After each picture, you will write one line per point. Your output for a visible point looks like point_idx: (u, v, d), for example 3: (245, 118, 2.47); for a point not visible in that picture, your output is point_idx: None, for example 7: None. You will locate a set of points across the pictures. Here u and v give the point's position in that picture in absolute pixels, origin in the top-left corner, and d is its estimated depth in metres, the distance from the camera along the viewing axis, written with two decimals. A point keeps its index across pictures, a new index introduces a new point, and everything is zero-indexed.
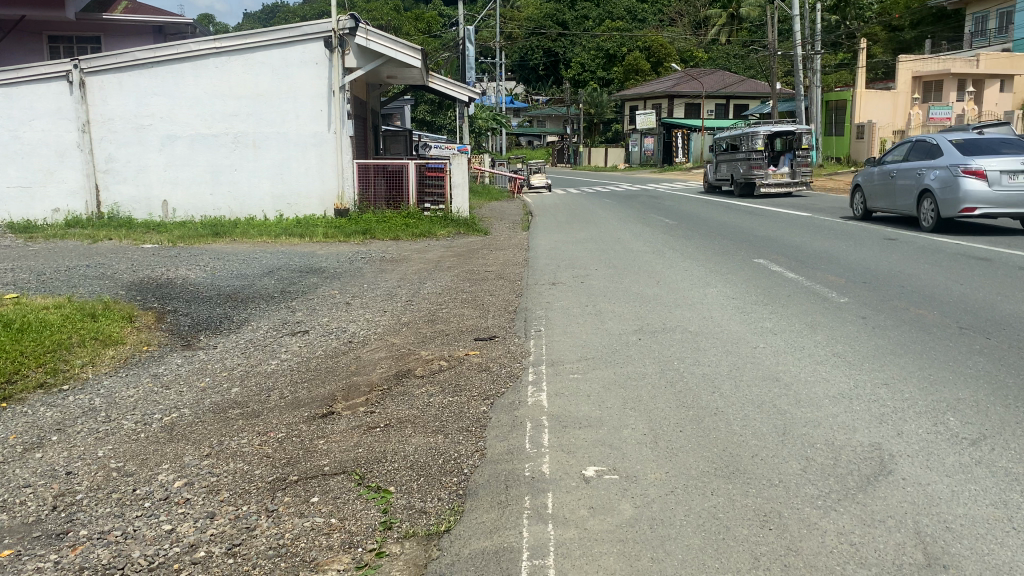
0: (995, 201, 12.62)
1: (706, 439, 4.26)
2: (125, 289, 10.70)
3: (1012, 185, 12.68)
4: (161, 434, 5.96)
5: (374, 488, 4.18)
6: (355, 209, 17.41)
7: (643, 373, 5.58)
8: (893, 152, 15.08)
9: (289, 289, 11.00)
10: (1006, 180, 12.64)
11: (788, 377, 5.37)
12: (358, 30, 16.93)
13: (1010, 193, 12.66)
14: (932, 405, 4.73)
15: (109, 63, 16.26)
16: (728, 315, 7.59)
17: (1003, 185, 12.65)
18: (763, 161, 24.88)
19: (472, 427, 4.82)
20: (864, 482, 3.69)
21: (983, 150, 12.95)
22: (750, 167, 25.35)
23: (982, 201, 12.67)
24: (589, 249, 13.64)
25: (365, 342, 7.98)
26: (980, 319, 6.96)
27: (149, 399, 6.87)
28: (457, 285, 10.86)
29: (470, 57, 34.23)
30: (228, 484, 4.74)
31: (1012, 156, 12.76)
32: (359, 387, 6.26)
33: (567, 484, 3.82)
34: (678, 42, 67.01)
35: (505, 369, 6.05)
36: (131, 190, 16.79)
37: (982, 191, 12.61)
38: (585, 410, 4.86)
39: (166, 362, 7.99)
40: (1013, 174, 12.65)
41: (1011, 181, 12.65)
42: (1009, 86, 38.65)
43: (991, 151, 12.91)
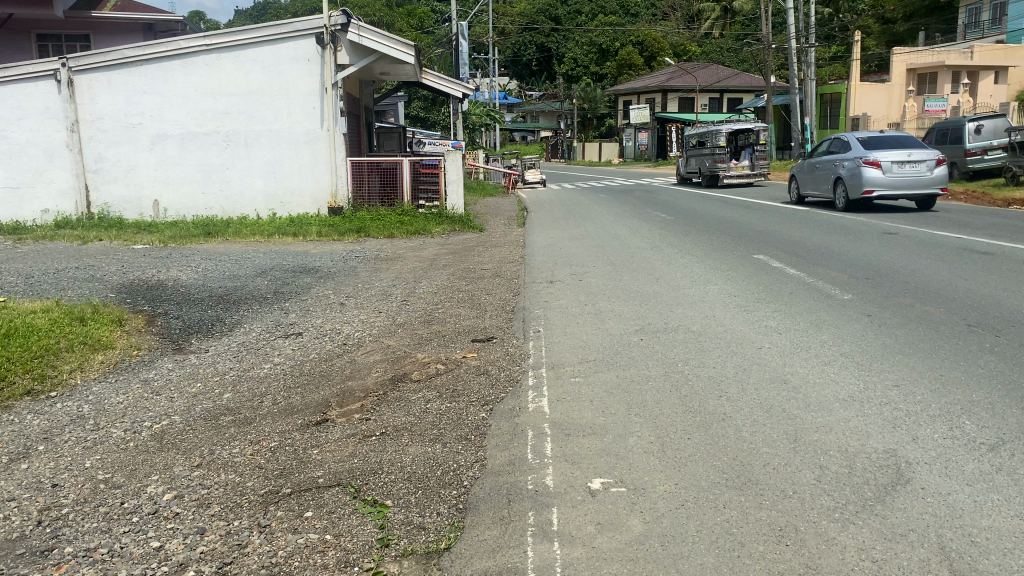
0: (890, 185, 16.07)
1: (714, 448, 4.10)
2: (115, 292, 10.49)
3: (904, 171, 16.10)
4: (151, 443, 5.78)
5: (370, 501, 4.01)
6: (348, 207, 17.22)
7: (646, 377, 5.42)
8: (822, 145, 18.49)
9: (282, 290, 10.83)
10: (898, 168, 16.07)
11: (796, 380, 5.22)
12: (350, 26, 16.70)
13: (902, 178, 16.07)
14: (947, 408, 4.58)
15: (97, 62, 16.03)
16: (731, 313, 7.43)
17: (896, 172, 16.06)
18: (725, 156, 27.52)
19: (471, 435, 4.65)
20: (882, 492, 3.54)
21: (882, 144, 16.34)
22: (715, 161, 27.96)
23: (880, 185, 16.14)
24: (586, 245, 13.51)
25: (360, 345, 7.79)
26: (989, 316, 6.82)
27: (140, 405, 6.69)
28: (454, 283, 10.71)
29: (463, 53, 33.97)
30: (220, 497, 4.57)
31: (904, 149, 16.15)
32: (354, 393, 6.08)
33: (573, 497, 3.65)
34: (671, 36, 67.04)
35: (505, 373, 5.88)
36: (121, 190, 16.57)
37: (879, 178, 16.08)
38: (588, 417, 4.70)
39: (157, 366, 7.81)
40: (903, 163, 16.06)
41: (902, 168, 16.07)
42: (1003, 78, 38.34)
43: (889, 145, 16.29)
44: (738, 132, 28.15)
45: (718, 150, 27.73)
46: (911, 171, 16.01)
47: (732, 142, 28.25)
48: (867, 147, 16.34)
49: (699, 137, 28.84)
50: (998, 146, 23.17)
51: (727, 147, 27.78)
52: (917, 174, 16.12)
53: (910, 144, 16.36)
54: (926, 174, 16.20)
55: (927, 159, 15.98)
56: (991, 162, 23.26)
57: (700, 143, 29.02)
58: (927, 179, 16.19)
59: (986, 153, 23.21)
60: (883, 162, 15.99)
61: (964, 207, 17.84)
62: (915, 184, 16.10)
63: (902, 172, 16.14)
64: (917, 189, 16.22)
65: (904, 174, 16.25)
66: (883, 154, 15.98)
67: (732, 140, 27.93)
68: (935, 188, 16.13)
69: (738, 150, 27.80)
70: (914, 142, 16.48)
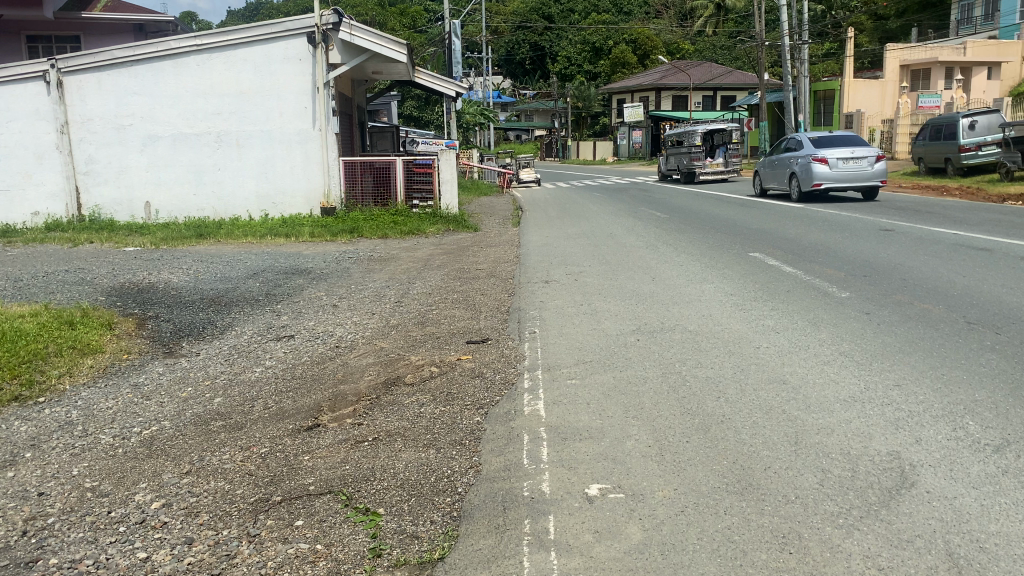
0: (836, 179, 17.76)
1: (714, 451, 4.01)
2: (105, 295, 10.36)
3: (849, 167, 17.80)
4: (139, 450, 5.67)
5: (362, 510, 3.91)
6: (341, 207, 17.10)
7: (644, 377, 5.33)
8: (782, 145, 20.22)
9: (274, 292, 10.72)
10: (843, 164, 17.78)
11: (796, 380, 5.14)
12: (342, 25, 16.62)
13: (847, 173, 17.77)
14: (950, 408, 4.49)
15: (87, 63, 15.87)
16: (729, 312, 7.35)
17: (841, 167, 17.77)
18: (700, 154, 29.15)
19: (466, 439, 4.56)
20: (887, 497, 3.45)
21: (830, 143, 18.05)
22: (691, 159, 29.62)
23: (828, 179, 17.79)
24: (581, 244, 13.44)
25: (353, 347, 7.69)
26: (989, 313, 6.75)
27: (129, 410, 6.58)
28: (448, 284, 10.61)
29: (456, 52, 33.85)
30: (209, 506, 4.46)
31: (849, 147, 17.87)
32: (347, 397, 5.98)
33: (570, 505, 3.56)
34: (664, 34, 67.21)
35: (500, 376, 5.79)
36: (112, 192, 16.42)
37: (827, 172, 17.76)
38: (584, 420, 4.60)
39: (147, 370, 7.69)
40: (848, 159, 17.78)
41: (847, 164, 17.77)
42: (996, 73, 38.58)
43: (837, 144, 18.02)
44: (712, 132, 29.83)
45: (694, 149, 29.39)
46: (855, 167, 17.69)
47: (708, 142, 29.94)
48: (816, 145, 18.05)
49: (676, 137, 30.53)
50: (992, 142, 23.03)
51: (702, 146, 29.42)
52: (861, 169, 17.81)
53: (855, 143, 18.12)
54: (869, 169, 17.91)
55: (869, 156, 17.71)
56: (984, 158, 23.13)
57: (677, 142, 30.68)
58: (869, 173, 17.89)
59: (980, 149, 23.11)
60: (829, 158, 17.70)
61: (959, 204, 17.80)
62: (859, 178, 17.76)
63: (846, 168, 17.85)
64: (860, 183, 17.92)
65: (850, 170, 17.95)
66: (829, 152, 17.68)
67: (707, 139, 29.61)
68: (876, 182, 17.83)
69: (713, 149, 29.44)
70: (858, 142, 18.25)
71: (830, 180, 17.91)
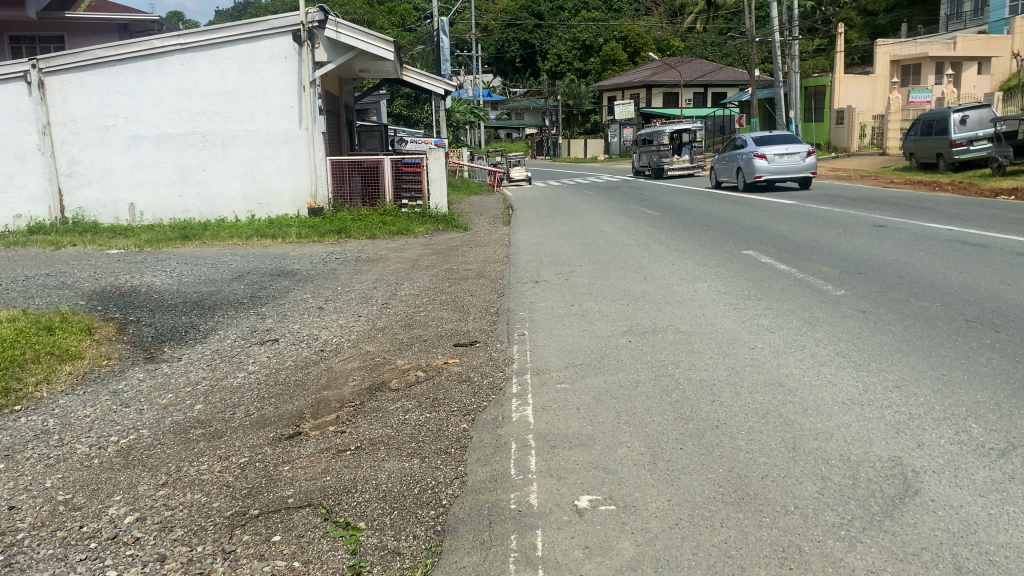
0: (774, 171, 20.76)
1: (709, 458, 3.86)
2: (85, 299, 10.14)
3: (784, 161, 20.81)
4: (116, 460, 5.47)
5: (342, 524, 3.74)
6: (329, 207, 16.92)
7: (636, 381, 5.17)
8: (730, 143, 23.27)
9: (259, 294, 10.52)
10: (779, 158, 20.81)
11: (792, 382, 4.98)
12: (327, 22, 16.41)
13: (783, 167, 20.86)
14: (952, 411, 4.35)
15: (69, 62, 15.61)
16: (722, 311, 7.21)
17: (778, 161, 20.84)
18: (667, 152, 32.38)
19: (451, 448, 4.38)
20: (890, 506, 3.30)
21: (768, 141, 21.07)
22: (660, 156, 32.89)
23: (766, 171, 20.79)
24: (572, 242, 13.31)
25: (338, 351, 7.51)
26: (988, 311, 6.62)
27: (107, 419, 6.38)
28: (437, 285, 10.44)
29: (445, 50, 33.63)
30: (183, 521, 4.27)
31: (783, 144, 20.98)
32: (330, 403, 5.80)
33: (558, 518, 3.39)
34: (653, 31, 67.49)
35: (487, 380, 5.62)
36: (96, 194, 16.17)
37: (766, 166, 20.75)
38: (574, 426, 4.44)
39: (127, 377, 7.48)
40: (783, 154, 20.79)
41: (782, 159, 20.86)
42: (986, 67, 38.56)
43: (774, 142, 21.05)
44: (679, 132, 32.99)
45: (662, 148, 32.60)
46: (790, 160, 20.72)
47: (675, 141, 33.07)
48: (757, 144, 21.06)
49: (646, 137, 33.80)
50: (983, 137, 22.84)
51: (669, 144, 32.65)
52: (795, 162, 20.83)
53: (789, 140, 21.23)
54: (802, 162, 20.94)
55: (802, 152, 20.74)
56: (976, 153, 22.95)
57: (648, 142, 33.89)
58: (802, 166, 20.89)
59: (971, 144, 22.92)
60: (767, 154, 20.76)
61: (951, 199, 17.77)
62: (793, 170, 20.78)
63: (782, 162, 20.95)
64: (795, 174, 20.94)
65: (785, 164, 21.05)
66: (767, 149, 20.72)
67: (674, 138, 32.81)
68: (807, 173, 20.95)
69: (679, 146, 32.70)
70: (792, 139, 21.31)
71: (769, 172, 20.98)
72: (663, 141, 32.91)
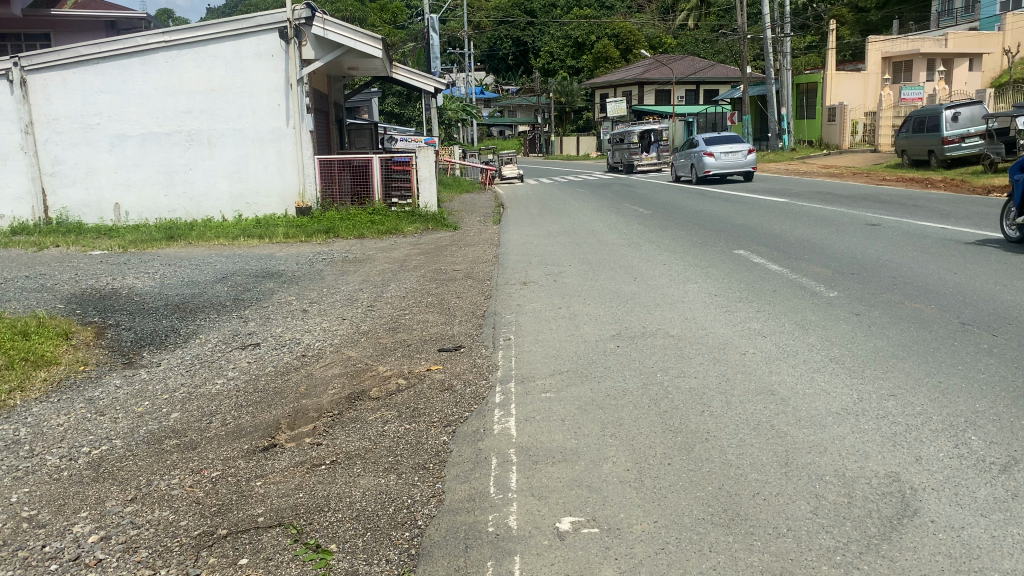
0: (721, 167, 24.01)
1: (699, 475, 3.68)
2: (64, 302, 9.91)
3: (730, 158, 24.05)
4: (86, 473, 5.24)
5: (312, 546, 3.54)
6: (317, 207, 16.67)
7: (624, 390, 4.99)
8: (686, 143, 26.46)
9: (243, 296, 10.31)
10: (725, 156, 24.04)
11: (785, 391, 4.80)
12: (315, 19, 16.12)
13: (728, 163, 24.03)
14: (950, 421, 4.18)
15: (51, 60, 15.35)
16: (713, 314, 7.04)
17: (724, 159, 24.03)
18: (637, 149, 35.72)
19: (429, 463, 4.20)
20: (888, 528, 3.13)
21: (717, 141, 24.33)
22: (631, 154, 36.26)
23: (714, 167, 24.04)
24: (561, 242, 13.16)
25: (320, 356, 7.31)
26: (984, 313, 6.47)
27: (80, 428, 6.15)
28: (423, 286, 10.26)
29: (436, 48, 33.40)
30: (147, 540, 4.05)
31: (728, 145, 24.32)
32: (307, 413, 5.61)
33: (538, 542, 3.21)
34: (646, 29, 67.47)
35: (470, 389, 5.42)
36: (80, 194, 15.92)
37: (713, 163, 24.00)
38: (558, 439, 4.26)
39: (104, 383, 7.25)
40: (729, 152, 24.03)
41: (728, 155, 24.13)
42: (977, 64, 38.42)
43: (722, 142, 24.33)
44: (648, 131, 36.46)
45: (633, 146, 35.93)
46: (734, 157, 23.96)
47: (644, 140, 36.64)
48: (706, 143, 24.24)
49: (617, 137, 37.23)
50: (975, 134, 22.95)
51: (639, 142, 36.04)
52: (739, 159, 24.07)
53: (734, 140, 24.44)
54: (744, 159, 24.22)
55: (744, 150, 24.04)
56: (968, 150, 23.04)
57: (619, 141, 37.22)
58: (745, 162, 24.17)
59: (963, 141, 23.00)
60: (715, 151, 24.04)
61: (945, 196, 17.65)
62: (737, 166, 24.04)
63: (727, 159, 24.22)
64: (739, 169, 24.19)
65: (730, 160, 24.27)
66: (714, 147, 24.02)
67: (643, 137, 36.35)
68: (749, 168, 24.18)
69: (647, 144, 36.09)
70: (737, 139, 24.61)
71: (717, 168, 24.14)
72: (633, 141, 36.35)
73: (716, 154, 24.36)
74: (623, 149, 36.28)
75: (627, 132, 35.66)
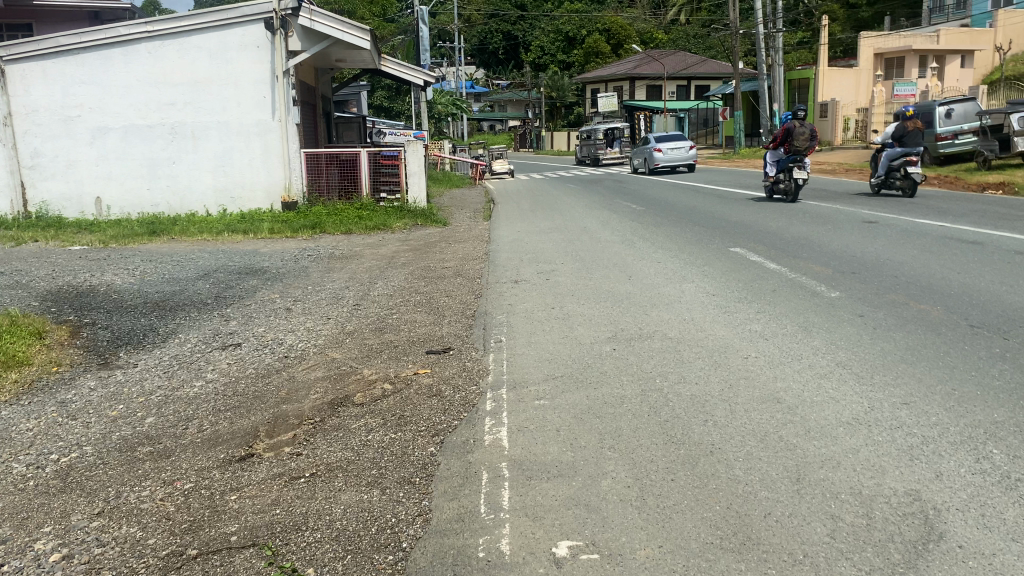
0: (667, 160, 28.94)
1: (705, 492, 3.43)
2: (39, 300, 9.56)
3: (675, 153, 28.98)
4: (52, 483, 4.89)
5: (288, 570, 3.26)
6: (303, 201, 16.31)
7: (622, 397, 4.72)
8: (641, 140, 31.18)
9: (224, 294, 9.99)
10: (671, 152, 28.97)
11: (791, 399, 4.55)
12: (301, 10, 15.64)
13: (674, 157, 28.84)
14: (969, 433, 3.94)
15: (31, 50, 14.95)
16: (711, 315, 6.78)
17: (670, 154, 28.90)
18: (603, 146, 39.36)
19: (416, 477, 3.93)
20: (912, 554, 2.89)
21: (665, 139, 29.25)
22: (597, 149, 39.81)
23: (661, 161, 29.02)
24: (554, 239, 12.87)
25: (304, 358, 7.01)
26: (992, 315, 6.23)
27: (49, 433, 5.82)
28: (411, 284, 9.96)
29: (425, 39, 32.85)
30: (111, 560, 3.74)
31: (674, 142, 29.12)
32: (287, 419, 5.32)
33: (533, 571, 2.95)
34: (637, 23, 67.20)
35: (460, 395, 5.15)
36: (60, 187, 15.51)
37: (661, 157, 28.99)
38: (554, 451, 3.99)
39: (77, 386, 6.92)
40: (674, 148, 29.01)
41: (674, 151, 28.89)
42: (970, 61, 38.48)
43: (669, 139, 29.21)
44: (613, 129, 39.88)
45: (598, 142, 39.66)
46: (678, 153, 28.81)
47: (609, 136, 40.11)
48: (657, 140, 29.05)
49: (586, 134, 40.69)
50: (968, 131, 22.90)
51: (604, 140, 39.68)
52: (681, 154, 29.09)
53: (680, 138, 29.26)
54: (686, 153, 29.19)
55: (686, 146, 28.90)
56: (959, 147, 22.95)
57: (586, 138, 41.08)
58: (688, 156, 29.07)
59: (956, 138, 22.93)
60: (664, 148, 28.76)
61: (941, 194, 17.45)
62: (681, 159, 28.94)
63: (673, 154, 29.09)
64: (681, 162, 29.11)
65: (676, 155, 29.12)
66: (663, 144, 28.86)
67: (609, 134, 39.91)
68: (692, 161, 28.94)
69: (612, 141, 39.77)
70: (681, 137, 29.48)
71: (665, 162, 28.96)
72: (600, 138, 39.87)
73: (664, 150, 29.12)
74: (590, 145, 40.16)
75: (595, 130, 39.31)
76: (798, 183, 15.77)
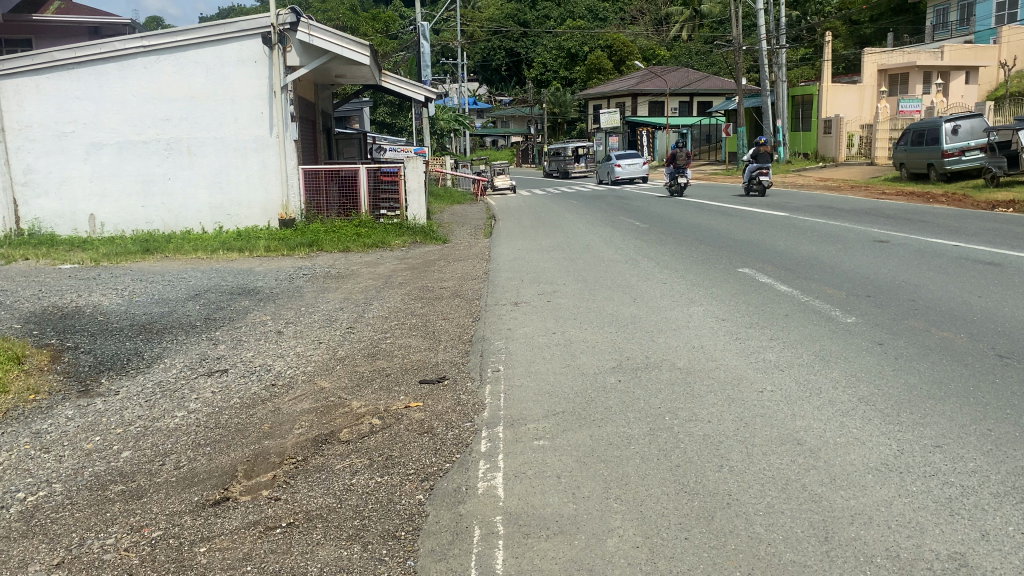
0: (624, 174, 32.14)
1: (723, 556, 3.05)
2: (22, 322, 9.22)
3: (631, 168, 32.12)
4: (14, 527, 4.47)
5: None
6: (301, 218, 15.97)
7: (629, 439, 4.34)
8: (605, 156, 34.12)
9: (214, 316, 9.64)
10: (628, 167, 32.09)
11: (812, 440, 4.18)
12: (300, 25, 15.42)
13: (630, 171, 31.94)
14: (1012, 483, 3.55)
15: (25, 65, 14.70)
16: (721, 343, 6.43)
17: (628, 169, 32.03)
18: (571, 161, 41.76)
19: (402, 531, 3.57)
20: None
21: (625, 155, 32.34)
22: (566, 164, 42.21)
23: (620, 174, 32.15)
24: (555, 258, 12.54)
25: (292, 387, 6.64)
26: (1021, 344, 5.86)
27: (19, 468, 5.42)
28: (408, 306, 9.62)
29: (427, 56, 32.35)
30: None
31: (631, 158, 32.19)
32: (268, 458, 4.95)
33: None
34: (639, 40, 67.29)
35: (452, 434, 4.79)
36: (54, 204, 15.22)
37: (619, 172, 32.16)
38: (555, 502, 3.63)
39: (54, 415, 6.53)
40: (630, 163, 32.18)
41: (631, 167, 32.00)
42: (974, 77, 38.31)
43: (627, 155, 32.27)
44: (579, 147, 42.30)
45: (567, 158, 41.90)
46: (634, 168, 31.88)
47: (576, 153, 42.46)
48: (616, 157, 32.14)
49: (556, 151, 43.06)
50: (975, 147, 22.46)
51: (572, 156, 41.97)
52: (635, 167, 32.28)
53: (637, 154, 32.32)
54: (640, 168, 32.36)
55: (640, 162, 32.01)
56: (968, 163, 22.54)
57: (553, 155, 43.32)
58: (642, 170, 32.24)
59: (963, 154, 22.52)
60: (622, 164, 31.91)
61: (950, 212, 17.08)
62: (637, 173, 32.07)
63: (631, 169, 32.21)
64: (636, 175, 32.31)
65: (633, 170, 32.22)
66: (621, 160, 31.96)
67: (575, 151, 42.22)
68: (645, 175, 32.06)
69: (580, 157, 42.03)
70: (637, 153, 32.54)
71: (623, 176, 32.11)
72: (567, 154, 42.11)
73: (623, 166, 32.19)
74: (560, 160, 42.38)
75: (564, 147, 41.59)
76: (681, 187, 23.78)
